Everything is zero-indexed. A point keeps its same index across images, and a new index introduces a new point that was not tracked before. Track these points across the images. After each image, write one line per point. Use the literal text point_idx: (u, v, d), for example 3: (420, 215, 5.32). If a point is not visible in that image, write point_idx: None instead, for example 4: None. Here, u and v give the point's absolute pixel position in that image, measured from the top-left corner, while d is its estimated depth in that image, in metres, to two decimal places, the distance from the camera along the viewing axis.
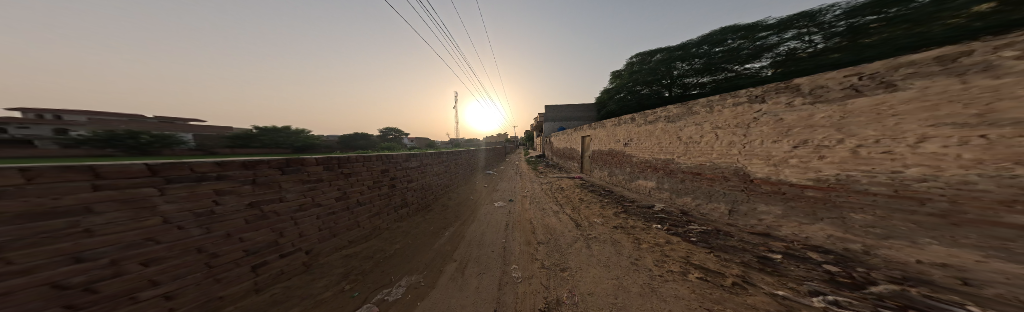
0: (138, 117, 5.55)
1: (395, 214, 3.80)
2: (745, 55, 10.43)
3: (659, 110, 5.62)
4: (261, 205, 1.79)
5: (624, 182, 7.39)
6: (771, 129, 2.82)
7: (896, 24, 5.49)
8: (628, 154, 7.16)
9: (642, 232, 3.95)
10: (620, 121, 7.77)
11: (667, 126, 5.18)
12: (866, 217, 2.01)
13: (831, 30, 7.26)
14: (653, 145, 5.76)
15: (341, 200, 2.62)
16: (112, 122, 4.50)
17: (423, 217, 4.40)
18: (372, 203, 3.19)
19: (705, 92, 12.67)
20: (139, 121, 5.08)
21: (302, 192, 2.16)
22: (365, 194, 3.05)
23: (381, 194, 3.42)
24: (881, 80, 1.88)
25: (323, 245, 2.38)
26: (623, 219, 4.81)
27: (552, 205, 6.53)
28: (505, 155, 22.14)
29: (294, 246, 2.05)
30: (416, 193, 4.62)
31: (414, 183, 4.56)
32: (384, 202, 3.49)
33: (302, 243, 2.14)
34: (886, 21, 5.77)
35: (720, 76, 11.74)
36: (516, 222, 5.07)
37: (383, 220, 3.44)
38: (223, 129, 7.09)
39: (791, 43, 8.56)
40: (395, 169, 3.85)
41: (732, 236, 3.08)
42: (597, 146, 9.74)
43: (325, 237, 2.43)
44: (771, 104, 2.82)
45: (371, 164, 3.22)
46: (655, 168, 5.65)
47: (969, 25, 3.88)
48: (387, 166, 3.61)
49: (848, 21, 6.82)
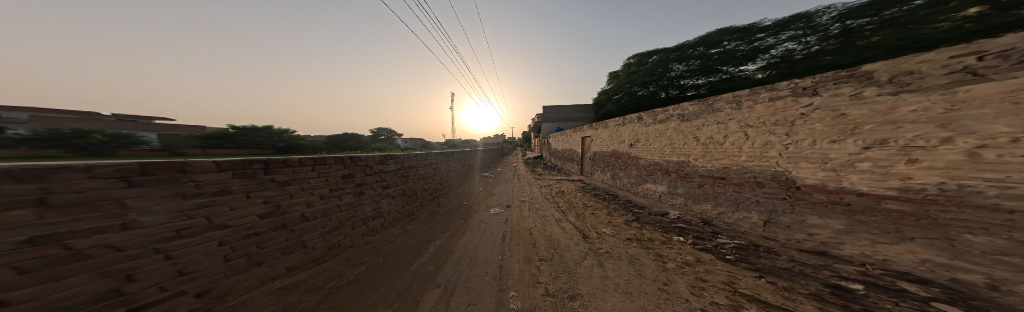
0: (85, 114, 4.83)
1: (364, 227, 3.08)
2: (740, 57, 10.32)
3: (670, 108, 5.25)
4: (64, 239, 0.87)
5: (629, 185, 7.03)
6: (827, 126, 2.34)
7: (890, 27, 5.34)
8: (634, 156, 6.78)
9: (664, 248, 3.53)
10: (623, 121, 7.40)
11: (681, 125, 4.78)
12: (996, 240, 1.47)
13: (825, 32, 7.11)
14: (666, 147, 5.35)
15: (267, 219, 1.78)
16: (58, 120, 3.87)
17: (402, 228, 3.69)
18: (327, 216, 2.45)
19: (700, 93, 12.54)
20: (102, 118, 4.50)
21: (182, 211, 1.26)
22: (315, 206, 2.28)
23: (342, 205, 2.68)
24: (1018, 59, 1.37)
25: (234, 281, 1.55)
26: (638, 229, 4.41)
27: (556, 211, 5.97)
28: (501, 157, 21.65)
29: (167, 289, 1.18)
30: (395, 201, 3.89)
31: (393, 189, 3.86)
32: (348, 214, 2.77)
33: (189, 284, 1.28)
34: (879, 24, 5.64)
35: (715, 78, 11.69)
36: (515, 233, 4.45)
37: (345, 237, 2.71)
38: (193, 129, 6.37)
39: (787, 45, 8.34)
40: (364, 174, 3.11)
41: (779, 256, 2.60)
42: (598, 147, 9.34)
43: (243, 267, 1.61)
44: (827, 96, 2.34)
45: (326, 169, 2.46)
46: (670, 171, 5.28)
47: (966, 26, 3.77)
48: (350, 171, 2.84)
49: (844, 23, 6.66)
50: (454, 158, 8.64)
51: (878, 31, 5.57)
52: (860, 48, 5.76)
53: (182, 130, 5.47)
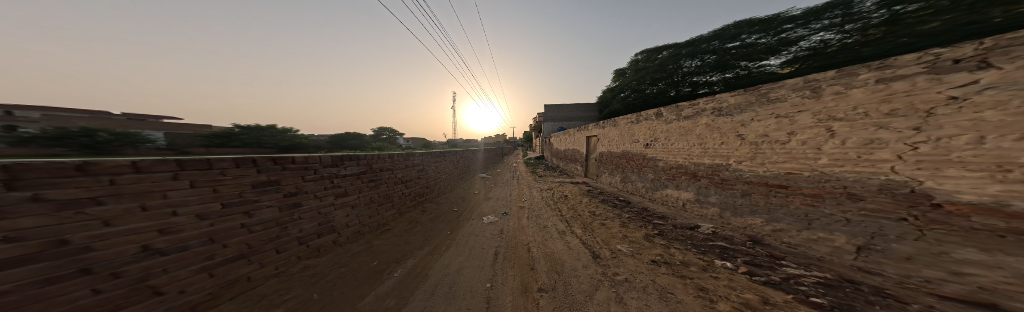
0: None
1: (301, 248, 2.34)
2: (759, 52, 9.08)
3: (702, 101, 4.40)
4: None
5: (644, 190, 6.18)
6: (1002, 115, 1.44)
7: (946, 10, 4.22)
8: (649, 157, 5.93)
9: (706, 277, 2.66)
10: (637, 118, 6.54)
11: (720, 121, 3.93)
12: None
13: (865, 21, 5.82)
14: (696, 146, 4.49)
15: (11, 270, 0.88)
16: None
17: (364, 245, 2.95)
18: (215, 241, 1.61)
19: (715, 90, 11.44)
20: (87, 113, 4.24)
21: None
22: (184, 233, 1.45)
23: (251, 225, 1.87)
24: None
25: None
26: (664, 248, 3.56)
27: (558, 221, 5.14)
28: (502, 157, 20.92)
29: None
30: (357, 212, 3.17)
31: (353, 197, 3.12)
32: (266, 234, 1.99)
33: None
34: (932, 9, 4.51)
35: (731, 74, 10.56)
36: (509, 250, 3.63)
37: (260, 266, 1.94)
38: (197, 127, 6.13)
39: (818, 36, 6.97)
40: (300, 181, 2.35)
41: (907, 305, 1.67)
42: (606, 147, 8.48)
43: None
44: (1015, 68, 1.41)
45: (211, 178, 1.60)
46: (699, 176, 4.43)
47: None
48: (269, 177, 2.04)
49: (886, 10, 5.42)
50: (448, 158, 7.96)
51: (928, 17, 4.43)
52: (906, 36, 4.70)
53: (178, 127, 5.21)
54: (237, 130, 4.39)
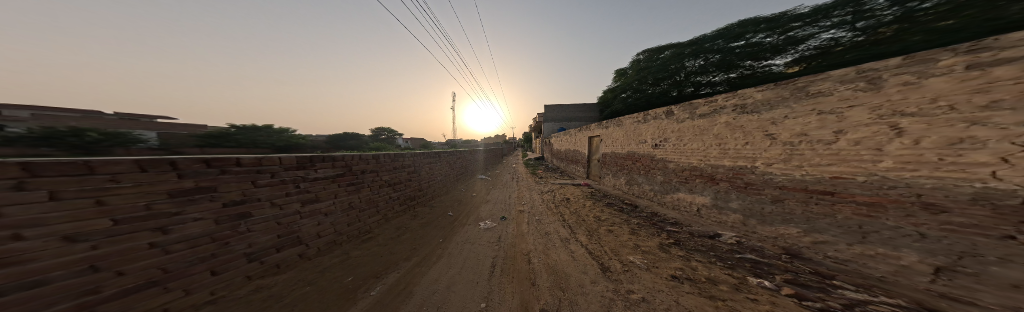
0: None
1: (249, 267, 1.94)
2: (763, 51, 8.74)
3: (720, 98, 4.03)
4: None
5: (652, 193, 5.80)
6: None
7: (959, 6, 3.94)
8: (658, 158, 5.55)
9: (743, 299, 2.22)
10: (644, 117, 6.17)
11: (744, 119, 3.55)
12: None
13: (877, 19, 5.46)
14: (713, 147, 4.11)
15: None
16: None
17: (335, 260, 2.52)
18: (102, 269, 1.19)
19: (717, 91, 11.10)
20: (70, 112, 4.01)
21: None
22: (38, 263, 1.01)
23: (170, 244, 1.45)
24: None
25: None
26: (684, 261, 3.15)
27: (561, 227, 4.72)
28: (501, 158, 20.58)
29: None
30: (324, 222, 2.72)
31: (323, 204, 2.75)
32: (189, 256, 1.55)
33: None
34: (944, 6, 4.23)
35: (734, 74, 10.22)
36: (508, 261, 3.20)
37: (181, 295, 1.50)
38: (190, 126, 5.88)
39: (826, 35, 6.60)
40: (245, 187, 1.93)
41: None
42: (610, 148, 8.10)
43: None
44: None
45: (89, 187, 1.17)
46: (718, 180, 4.05)
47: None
48: (199, 184, 1.61)
49: (901, 7, 5.06)
50: (444, 159, 7.58)
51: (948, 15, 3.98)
52: (916, 34, 4.42)
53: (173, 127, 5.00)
54: (233, 130, 4.02)
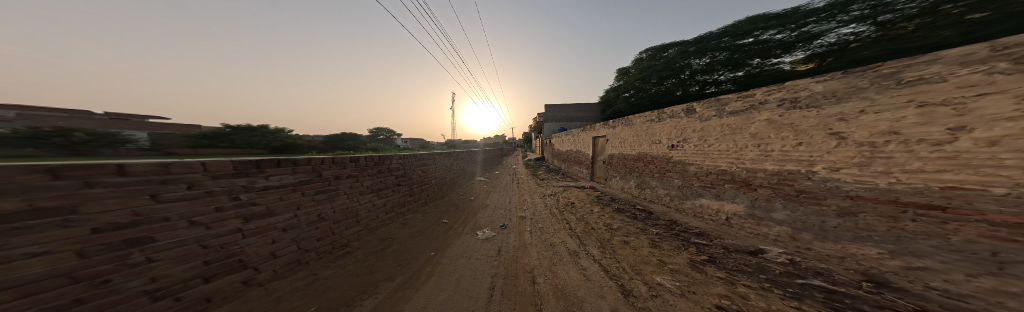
0: None
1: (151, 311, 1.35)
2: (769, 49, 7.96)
3: (758, 91, 3.49)
4: None
5: (667, 198, 5.25)
6: None
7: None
8: (675, 159, 4.99)
9: None
10: (659, 115, 5.62)
11: (796, 116, 3.01)
12: None
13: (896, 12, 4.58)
14: (750, 147, 3.57)
15: None
16: None
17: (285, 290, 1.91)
18: None
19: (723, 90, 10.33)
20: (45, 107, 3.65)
21: None
22: None
23: None
24: None
25: None
26: (726, 285, 2.51)
27: (569, 238, 4.14)
28: (501, 158, 20.07)
29: None
30: (270, 240, 2.11)
31: (279, 218, 2.20)
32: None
33: None
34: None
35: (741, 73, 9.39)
36: (509, 280, 2.60)
37: None
38: None
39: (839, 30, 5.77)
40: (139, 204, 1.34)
41: None
42: (617, 149, 7.54)
43: None
44: None
45: None
46: (755, 186, 3.51)
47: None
48: (35, 203, 1.02)
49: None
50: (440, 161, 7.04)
51: (975, 5, 3.41)
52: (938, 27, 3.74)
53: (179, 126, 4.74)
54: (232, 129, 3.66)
